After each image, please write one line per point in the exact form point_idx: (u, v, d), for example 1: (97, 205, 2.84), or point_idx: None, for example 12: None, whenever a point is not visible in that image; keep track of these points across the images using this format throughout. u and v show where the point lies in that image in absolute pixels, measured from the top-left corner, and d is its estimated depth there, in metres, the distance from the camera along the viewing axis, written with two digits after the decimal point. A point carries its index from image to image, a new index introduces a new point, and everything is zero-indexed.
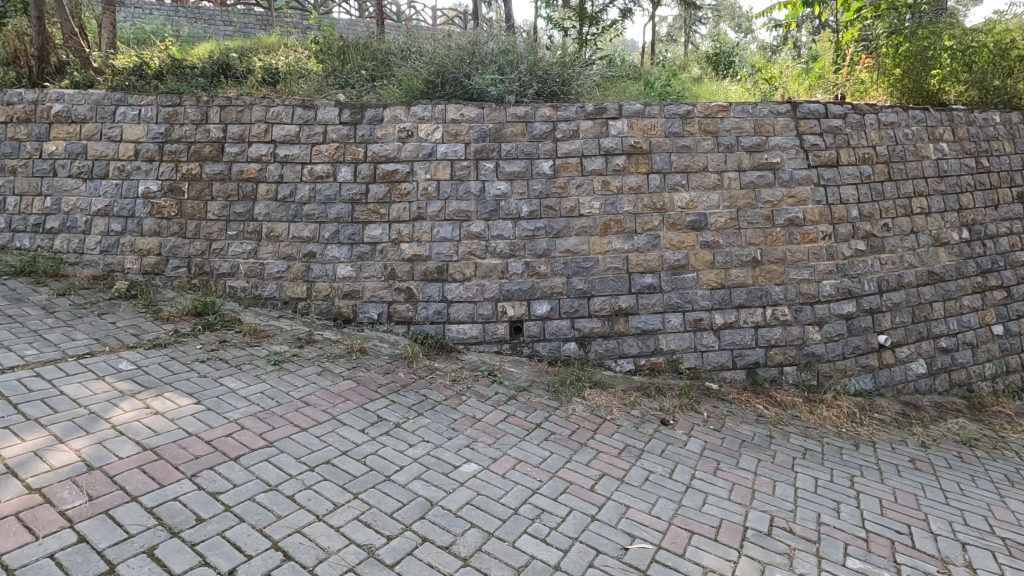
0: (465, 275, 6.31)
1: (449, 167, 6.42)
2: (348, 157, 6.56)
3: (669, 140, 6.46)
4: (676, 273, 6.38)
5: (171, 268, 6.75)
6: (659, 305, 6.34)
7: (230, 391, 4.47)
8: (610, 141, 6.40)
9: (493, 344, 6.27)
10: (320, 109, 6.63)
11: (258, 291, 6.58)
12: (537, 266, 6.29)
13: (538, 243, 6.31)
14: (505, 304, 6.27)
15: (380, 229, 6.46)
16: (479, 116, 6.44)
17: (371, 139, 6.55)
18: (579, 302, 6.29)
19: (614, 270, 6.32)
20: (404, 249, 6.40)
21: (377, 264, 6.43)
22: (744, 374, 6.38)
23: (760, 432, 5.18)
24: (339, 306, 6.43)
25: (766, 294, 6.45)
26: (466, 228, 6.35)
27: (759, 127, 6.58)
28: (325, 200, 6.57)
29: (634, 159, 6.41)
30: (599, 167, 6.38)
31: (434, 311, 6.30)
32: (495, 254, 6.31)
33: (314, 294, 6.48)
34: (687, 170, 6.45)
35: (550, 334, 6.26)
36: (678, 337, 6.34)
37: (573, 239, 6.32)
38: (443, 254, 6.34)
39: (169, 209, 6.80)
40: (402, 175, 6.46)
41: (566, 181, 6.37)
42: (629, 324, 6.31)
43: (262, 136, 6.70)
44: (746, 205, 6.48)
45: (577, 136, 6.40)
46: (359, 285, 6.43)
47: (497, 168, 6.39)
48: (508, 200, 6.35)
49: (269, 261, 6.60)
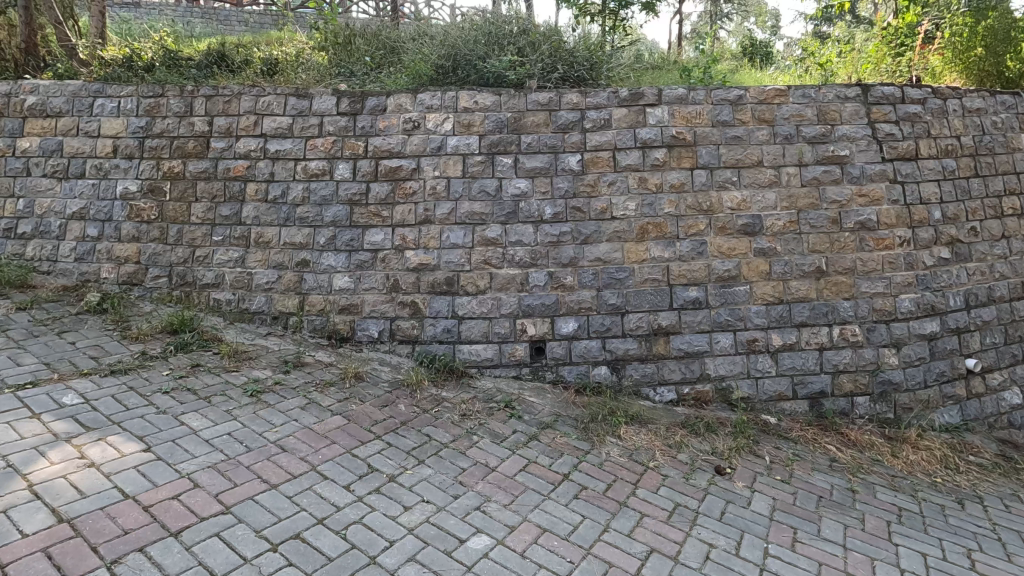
0: (479, 287, 5.45)
1: (461, 163, 5.58)
2: (346, 153, 5.77)
3: (716, 130, 5.53)
4: (726, 285, 5.45)
5: (151, 278, 6.02)
6: (706, 323, 5.41)
7: (190, 434, 3.68)
8: (648, 131, 5.49)
9: (511, 367, 5.39)
10: (316, 98, 5.85)
11: (245, 305, 5.80)
12: (563, 278, 5.41)
13: (564, 251, 5.43)
14: (524, 322, 5.40)
15: (382, 235, 5.65)
16: (496, 104, 5.60)
17: (372, 132, 5.74)
18: (612, 320, 5.39)
19: (653, 282, 5.41)
20: (409, 257, 5.57)
21: (379, 275, 5.62)
22: (807, 405, 5.41)
23: (838, 484, 4.23)
24: (335, 323, 5.62)
25: (832, 310, 5.47)
26: (480, 233, 5.50)
27: (823, 114, 5.62)
28: (320, 201, 5.78)
29: (676, 152, 5.49)
30: (635, 162, 5.47)
31: (443, 329, 5.45)
32: (513, 264, 5.44)
33: (308, 309, 5.68)
34: (739, 165, 5.52)
35: (577, 357, 5.37)
36: (727, 361, 5.40)
37: (604, 246, 5.43)
38: (454, 263, 5.50)
39: (149, 211, 6.08)
40: (408, 172, 5.64)
41: (596, 179, 5.48)
42: (670, 345, 5.39)
43: (251, 130, 5.95)
44: (808, 206, 5.52)
45: (610, 125, 5.51)
46: (358, 298, 5.61)
47: (516, 163, 5.53)
48: (529, 201, 5.48)
49: (258, 270, 5.84)
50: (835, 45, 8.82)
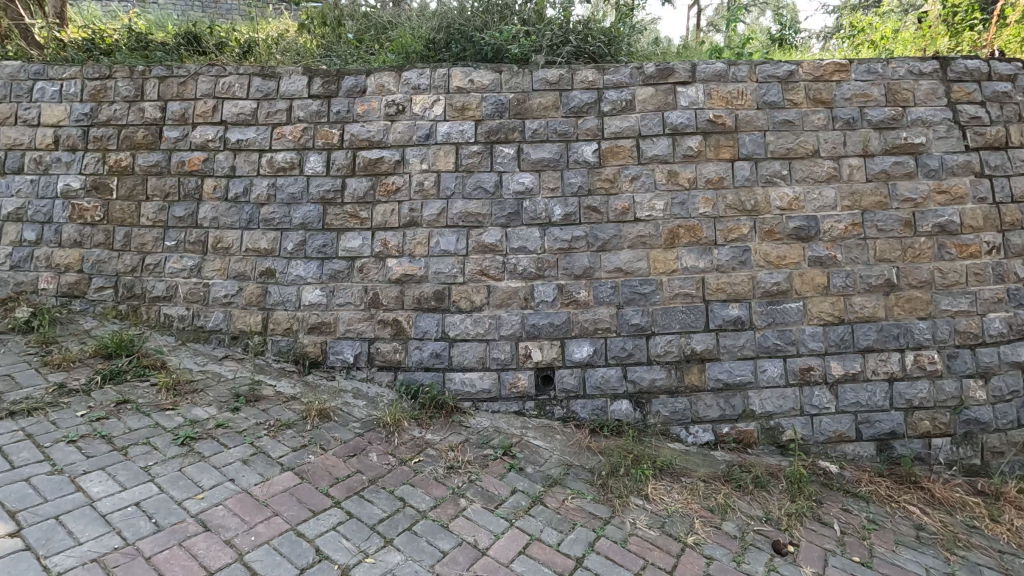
0: (474, 303, 4.53)
1: (453, 153, 4.66)
2: (319, 143, 4.87)
3: (762, 114, 4.57)
4: (774, 302, 4.48)
5: (94, 289, 5.17)
6: (749, 347, 4.45)
7: (84, 507, 2.80)
8: (679, 115, 4.53)
9: (512, 401, 4.46)
10: (284, 78, 4.96)
11: (199, 322, 4.93)
12: (575, 293, 4.48)
13: (576, 261, 4.49)
14: (529, 346, 4.47)
15: (360, 240, 4.75)
16: (495, 83, 4.67)
17: (349, 117, 4.84)
18: (635, 343, 4.44)
19: (685, 298, 4.46)
20: (392, 267, 4.66)
21: (356, 288, 4.72)
22: (874, 449, 4.42)
23: (933, 569, 3.31)
24: (303, 344, 4.72)
25: (905, 332, 4.48)
26: (476, 238, 4.57)
27: (893, 93, 4.63)
28: (288, 199, 4.89)
29: (713, 140, 4.53)
30: (663, 152, 4.52)
31: (431, 354, 4.53)
32: (516, 275, 4.52)
33: (273, 327, 4.80)
34: (790, 155, 4.54)
35: (592, 389, 4.43)
36: (776, 395, 4.43)
37: (626, 254, 4.48)
38: (444, 274, 4.57)
39: (92, 212, 5.23)
40: (390, 165, 4.73)
41: (616, 172, 4.53)
42: (706, 375, 4.43)
43: (208, 115, 5.07)
44: (875, 205, 4.53)
45: (633, 108, 4.56)
46: (331, 315, 4.72)
47: (520, 154, 4.60)
48: (536, 200, 4.55)
49: (216, 281, 4.97)
50: (891, 10, 7.66)
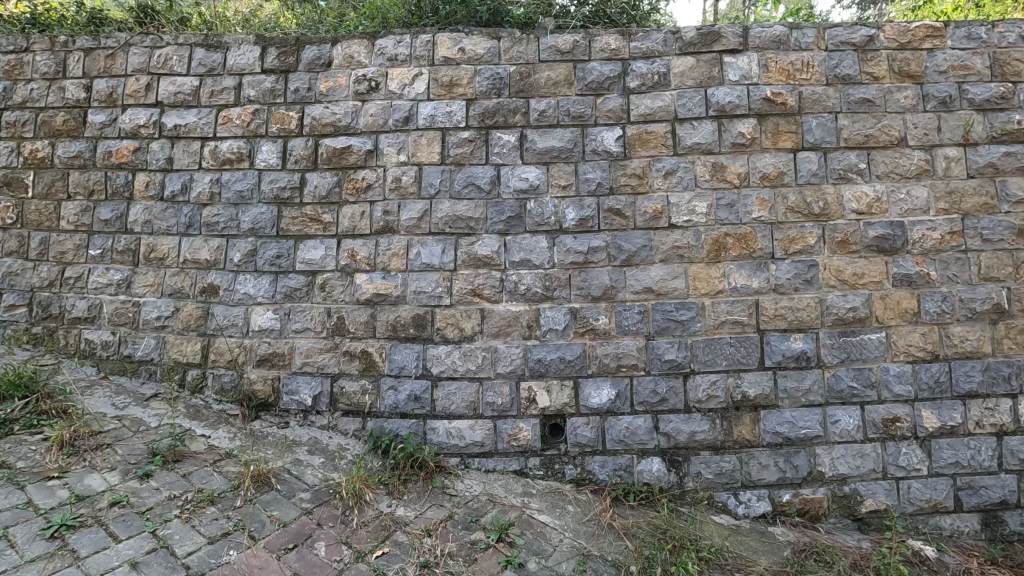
0: (463, 332, 3.57)
1: (438, 141, 3.69)
2: (272, 128, 3.91)
3: (834, 91, 3.57)
4: (849, 333, 3.49)
5: (5, 308, 4.25)
6: (816, 391, 3.46)
7: None
8: (727, 91, 3.54)
9: (511, 458, 3.49)
10: (233, 49, 4.02)
11: (126, 351, 3.99)
12: (593, 320, 3.52)
13: (594, 279, 3.52)
14: (532, 387, 3.51)
15: (322, 251, 3.80)
16: (492, 53, 3.70)
17: (310, 97, 3.89)
18: (668, 385, 3.47)
19: (733, 327, 3.49)
20: (361, 285, 3.70)
21: (316, 311, 3.77)
22: (978, 523, 3.44)
23: None
24: (250, 381, 3.76)
25: (1018, 372, 3.48)
26: (467, 249, 3.61)
27: (1000, 65, 3.61)
28: (235, 199, 3.94)
29: (770, 124, 3.54)
30: (706, 139, 3.53)
31: (408, 396, 3.57)
32: (517, 297, 3.56)
33: (214, 358, 3.85)
34: (869, 144, 3.54)
35: (614, 444, 3.46)
36: (851, 453, 3.44)
37: (658, 270, 3.51)
38: (426, 295, 3.61)
39: (4, 214, 4.30)
40: (361, 157, 3.77)
41: (645, 166, 3.55)
42: (760, 427, 3.45)
43: (141, 95, 4.12)
44: (978, 208, 3.53)
45: (667, 84, 3.57)
46: (285, 345, 3.76)
47: (523, 142, 3.63)
48: (542, 201, 3.58)
49: (148, 300, 4.02)
50: None
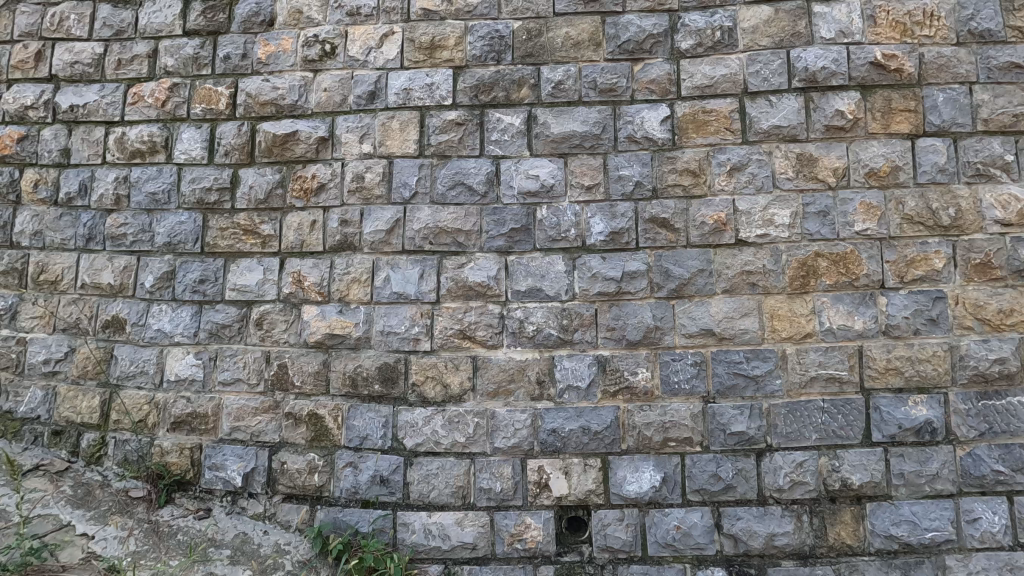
0: (448, 391, 2.58)
1: (415, 125, 2.69)
2: (195, 108, 2.92)
3: (966, 53, 2.54)
4: (992, 395, 2.47)
5: None
6: (946, 477, 2.45)
7: None
8: (817, 53, 2.52)
9: (514, 567, 2.50)
10: (146, 4, 3.03)
11: (6, 405, 3.00)
12: (628, 374, 2.52)
13: (630, 318, 2.53)
14: (544, 468, 2.52)
15: (260, 274, 2.81)
16: (489, 3, 2.69)
17: (244, 66, 2.89)
18: (736, 468, 2.47)
19: (826, 386, 2.48)
20: (309, 322, 2.71)
21: (251, 356, 2.78)
22: None
23: None
24: (161, 451, 2.78)
25: None
26: (453, 274, 2.61)
27: None
28: (148, 203, 2.95)
29: (879, 99, 2.52)
30: (789, 121, 2.51)
31: (373, 478, 2.58)
32: (523, 342, 2.57)
33: (117, 418, 2.87)
34: (1018, 126, 2.52)
35: (658, 550, 2.46)
36: (997, 567, 2.42)
37: (720, 305, 2.51)
38: (398, 338, 2.62)
39: None
40: (310, 147, 2.78)
41: (702, 158, 2.54)
42: (866, 528, 2.45)
43: (30, 67, 3.13)
44: None
45: (733, 43, 2.56)
46: (209, 402, 2.78)
47: (531, 126, 2.63)
48: (558, 208, 2.59)
49: (35, 337, 3.03)
50: None
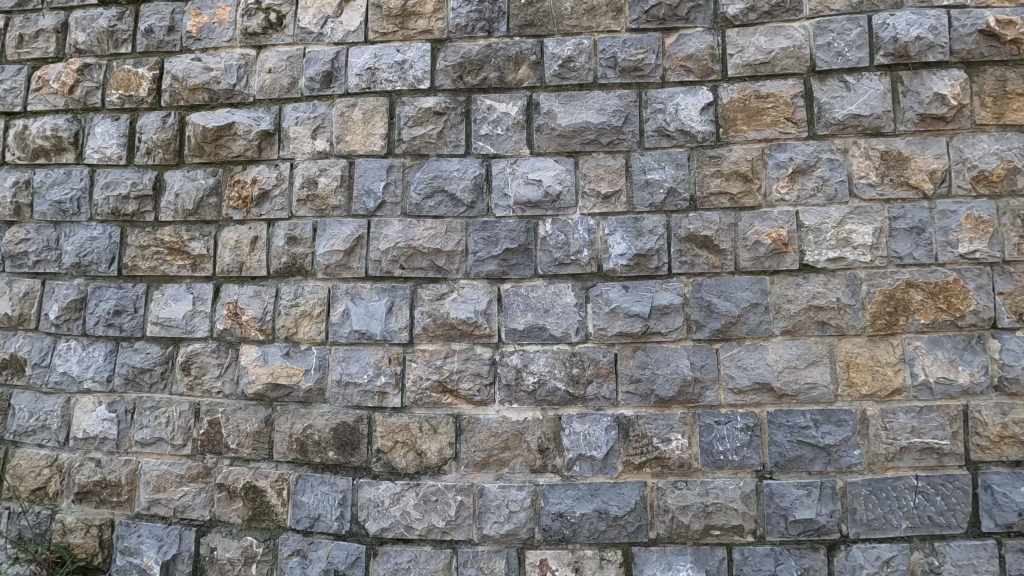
0: (423, 460, 1.99)
1: (382, 114, 2.09)
2: (111, 95, 2.33)
3: None
4: None
5: None
6: None
7: None
8: (908, 19, 1.91)
9: None
10: None
11: None
12: (658, 441, 1.92)
13: (660, 367, 1.94)
14: (548, 564, 1.93)
15: (188, 305, 2.22)
16: None
17: (171, 41, 2.29)
18: (801, 567, 1.87)
19: (920, 459, 1.87)
20: (248, 368, 2.12)
21: (176, 409, 2.19)
22: None
23: None
24: (63, 528, 2.20)
25: None
26: (430, 308, 2.02)
27: None
28: (54, 214, 2.37)
29: (990, 79, 1.91)
30: (871, 108, 1.91)
31: (326, 573, 2.00)
32: (520, 397, 1.97)
33: (11, 485, 2.29)
34: None
35: None
36: None
37: (778, 351, 1.91)
38: (359, 390, 2.03)
39: None
40: (251, 143, 2.18)
41: (755, 158, 1.94)
42: None
43: None
44: None
45: (796, 7, 1.96)
46: (124, 467, 2.20)
47: (532, 116, 2.03)
48: (566, 223, 1.99)
49: None
50: None
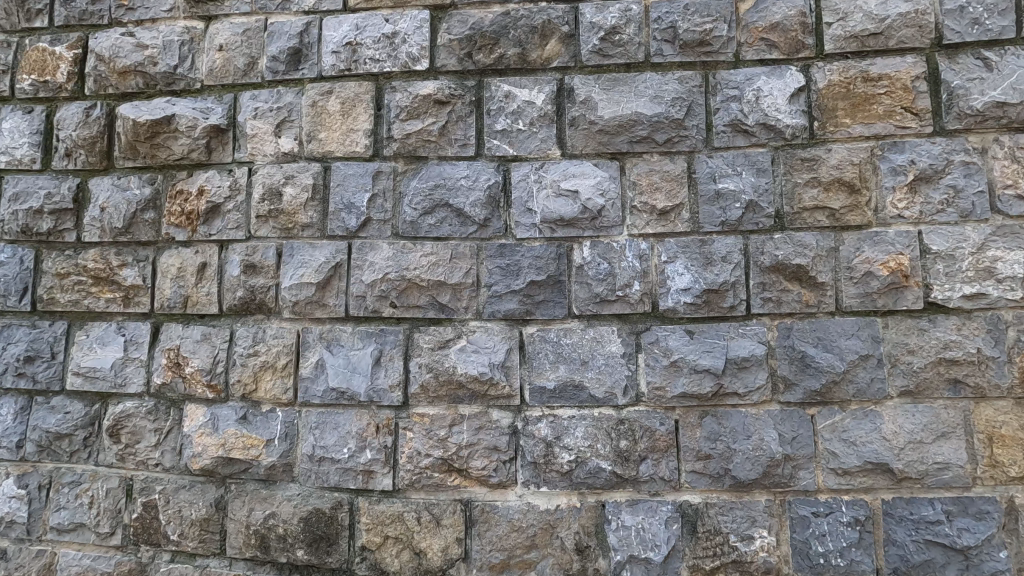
0: (423, 561, 1.51)
1: (367, 104, 1.60)
2: (23, 81, 1.83)
3: None
4: None
5: None
6: None
7: None
8: None
9: None
10: None
11: None
12: (736, 539, 1.45)
13: (736, 439, 1.46)
14: None
15: (118, 351, 1.72)
16: None
17: (96, 11, 1.78)
18: None
19: None
20: (193, 436, 1.63)
21: (102, 487, 1.70)
22: None
23: None
24: None
25: None
26: (430, 360, 1.53)
27: None
28: None
29: None
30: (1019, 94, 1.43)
31: None
32: (551, 479, 1.49)
33: None
34: None
35: None
36: None
37: (896, 420, 1.43)
38: (337, 469, 1.54)
39: None
40: (195, 141, 1.68)
41: (862, 161, 1.46)
42: None
43: None
44: None
45: None
46: (36, 561, 1.71)
47: (564, 105, 1.54)
48: (611, 247, 1.50)
49: None
50: None
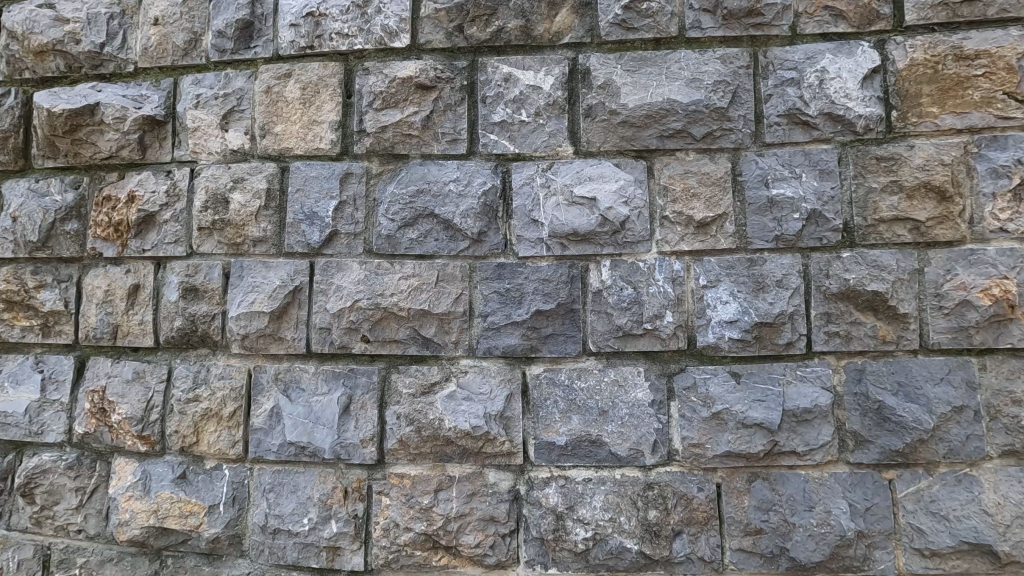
0: None
1: (333, 90, 1.29)
2: None
3: None
4: None
5: None
6: None
7: None
8: None
9: None
10: None
11: None
12: None
13: (795, 511, 1.16)
14: None
15: (33, 392, 1.41)
16: None
17: None
18: None
19: None
20: (120, 499, 1.32)
21: (12, 558, 1.39)
22: None
23: None
24: None
25: None
26: (411, 408, 1.23)
27: None
28: None
29: None
30: None
31: None
32: (561, 559, 1.20)
33: None
34: None
35: None
36: None
37: (997, 488, 1.14)
38: (295, 543, 1.24)
39: None
40: (125, 136, 1.37)
41: (953, 160, 1.16)
42: None
43: None
44: None
45: None
46: None
47: (577, 91, 1.24)
48: (637, 269, 1.20)
49: None
50: None
